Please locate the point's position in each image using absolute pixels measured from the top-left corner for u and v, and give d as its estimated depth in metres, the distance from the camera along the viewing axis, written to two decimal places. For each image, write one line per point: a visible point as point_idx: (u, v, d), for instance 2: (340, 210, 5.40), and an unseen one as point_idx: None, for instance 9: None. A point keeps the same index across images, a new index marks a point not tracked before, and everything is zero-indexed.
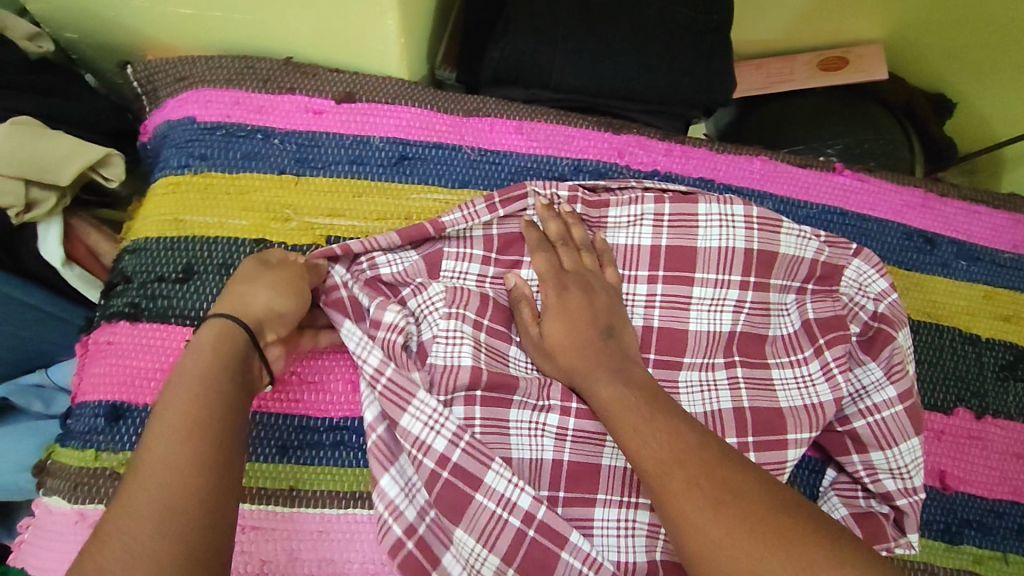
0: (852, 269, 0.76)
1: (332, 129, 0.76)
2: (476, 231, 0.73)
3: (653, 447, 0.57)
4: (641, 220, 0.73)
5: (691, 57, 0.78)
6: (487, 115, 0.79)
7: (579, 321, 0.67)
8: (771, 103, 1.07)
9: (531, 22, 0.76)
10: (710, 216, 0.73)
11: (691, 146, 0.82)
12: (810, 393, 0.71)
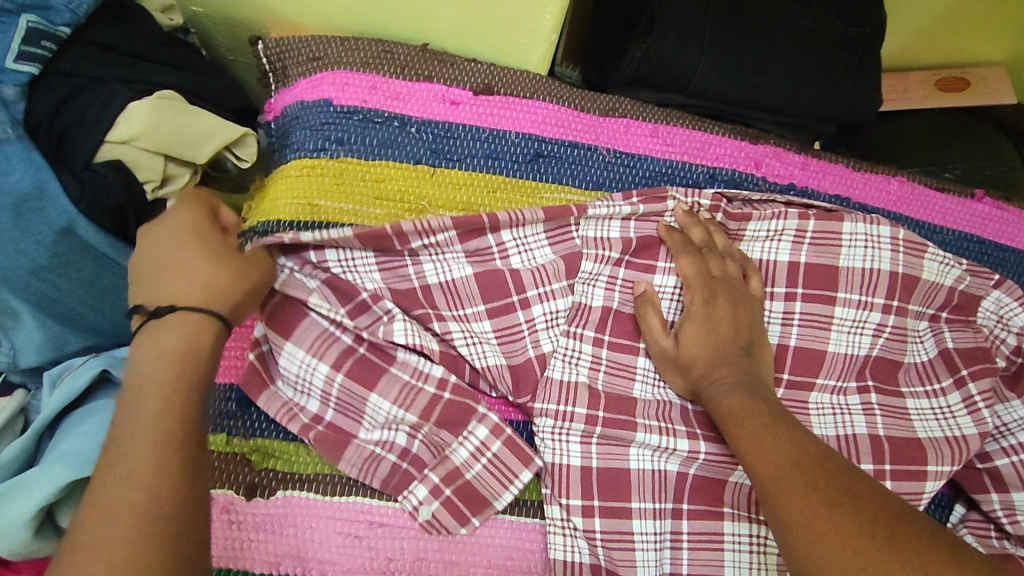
0: (990, 301, 0.75)
1: (469, 121, 0.74)
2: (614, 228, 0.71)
3: (771, 452, 0.56)
4: (782, 234, 0.72)
5: (842, 69, 0.78)
6: (623, 116, 0.77)
7: (722, 335, 0.66)
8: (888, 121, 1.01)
9: (680, 24, 0.74)
10: (856, 236, 0.72)
11: (827, 161, 0.80)
12: (951, 426, 0.70)
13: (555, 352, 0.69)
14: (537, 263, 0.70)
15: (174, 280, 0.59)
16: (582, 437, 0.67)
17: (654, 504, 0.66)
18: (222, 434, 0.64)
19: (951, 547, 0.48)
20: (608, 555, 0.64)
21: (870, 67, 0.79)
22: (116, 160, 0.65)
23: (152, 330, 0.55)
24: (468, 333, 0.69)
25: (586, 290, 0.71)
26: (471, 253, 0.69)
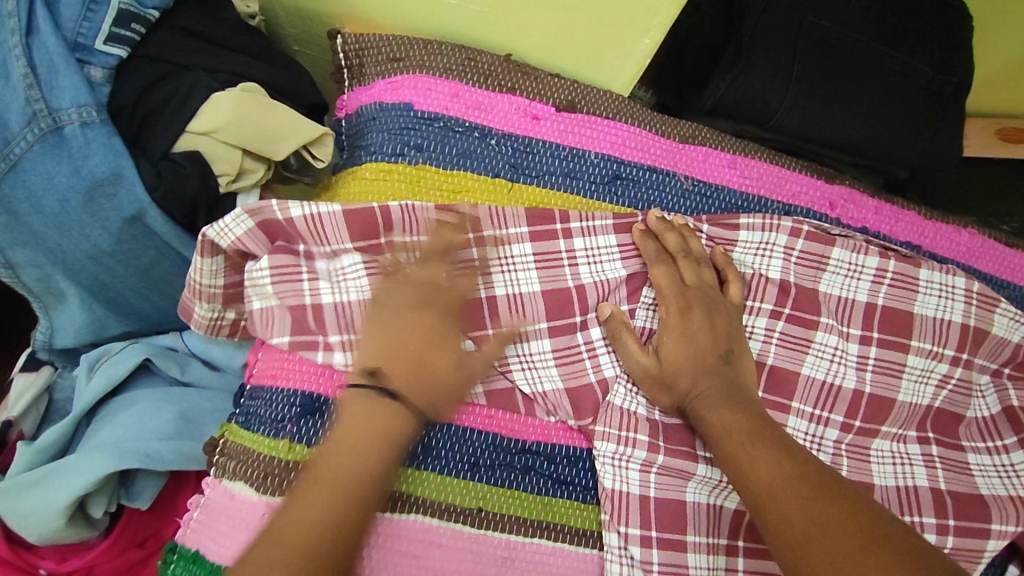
0: None
1: (549, 137, 0.73)
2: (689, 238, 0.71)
3: (763, 468, 0.55)
4: (862, 271, 0.72)
5: (924, 116, 0.78)
6: (703, 144, 0.76)
7: (699, 344, 0.65)
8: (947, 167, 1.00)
9: (769, 58, 0.74)
10: (931, 284, 0.72)
11: (899, 207, 0.79)
12: (1013, 485, 0.70)
13: (619, 376, 0.67)
14: (605, 277, 0.68)
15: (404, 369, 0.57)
16: (643, 466, 0.65)
17: (708, 539, 0.64)
18: (285, 440, 0.61)
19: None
20: None
21: (950, 119, 0.79)
22: (194, 152, 0.63)
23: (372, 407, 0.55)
24: (525, 360, 0.66)
25: (648, 315, 0.69)
26: (540, 258, 0.68)
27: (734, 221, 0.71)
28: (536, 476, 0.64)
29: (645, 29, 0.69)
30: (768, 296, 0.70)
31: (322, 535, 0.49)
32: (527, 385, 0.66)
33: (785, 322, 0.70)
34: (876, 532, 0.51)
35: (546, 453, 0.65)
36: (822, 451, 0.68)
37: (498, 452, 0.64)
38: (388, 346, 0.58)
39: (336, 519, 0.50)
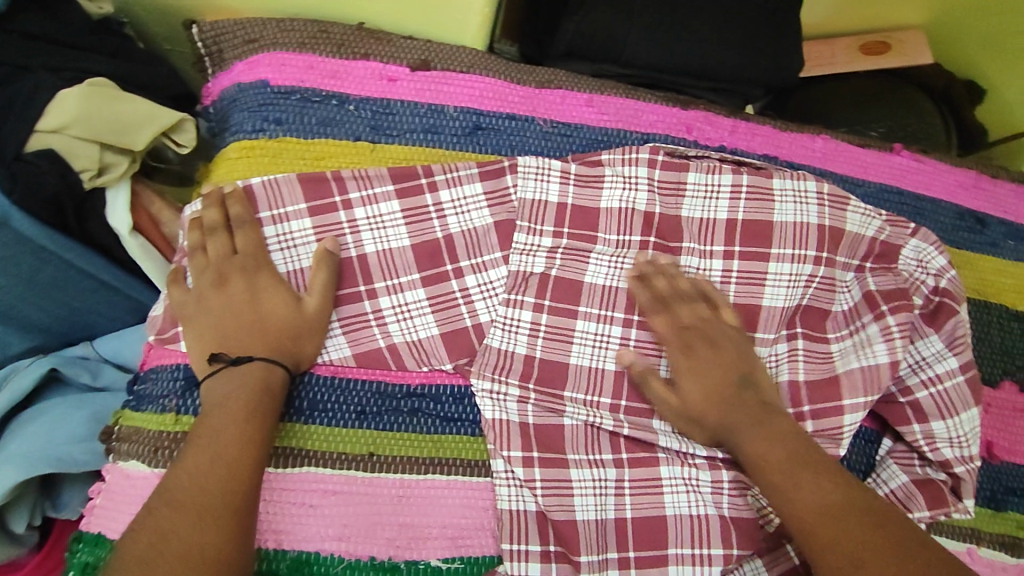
0: (910, 248, 0.78)
1: (407, 97, 0.76)
2: (553, 177, 0.74)
3: (695, 389, 0.68)
4: (719, 191, 0.76)
5: (764, 34, 0.83)
6: (559, 87, 0.80)
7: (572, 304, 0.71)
8: (811, 87, 1.10)
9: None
10: (785, 192, 0.76)
11: (755, 123, 0.84)
12: (867, 355, 0.74)
13: (494, 321, 0.71)
14: (472, 226, 0.73)
15: (251, 332, 0.63)
16: (518, 398, 0.69)
17: (587, 456, 0.68)
18: (171, 413, 0.64)
19: (847, 488, 0.60)
20: (544, 502, 0.65)
21: (790, 36, 0.84)
22: (50, 150, 0.65)
23: (235, 372, 0.61)
24: (401, 309, 0.70)
25: (523, 260, 0.73)
26: (406, 212, 0.72)
27: (596, 158, 0.75)
28: (423, 417, 0.67)
29: None
30: (636, 228, 0.74)
31: (229, 468, 0.56)
32: (401, 336, 0.69)
33: (651, 249, 0.74)
34: (818, 462, 0.62)
35: (432, 394, 0.69)
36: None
37: (384, 399, 0.67)
38: (220, 308, 0.63)
39: (234, 451, 0.56)
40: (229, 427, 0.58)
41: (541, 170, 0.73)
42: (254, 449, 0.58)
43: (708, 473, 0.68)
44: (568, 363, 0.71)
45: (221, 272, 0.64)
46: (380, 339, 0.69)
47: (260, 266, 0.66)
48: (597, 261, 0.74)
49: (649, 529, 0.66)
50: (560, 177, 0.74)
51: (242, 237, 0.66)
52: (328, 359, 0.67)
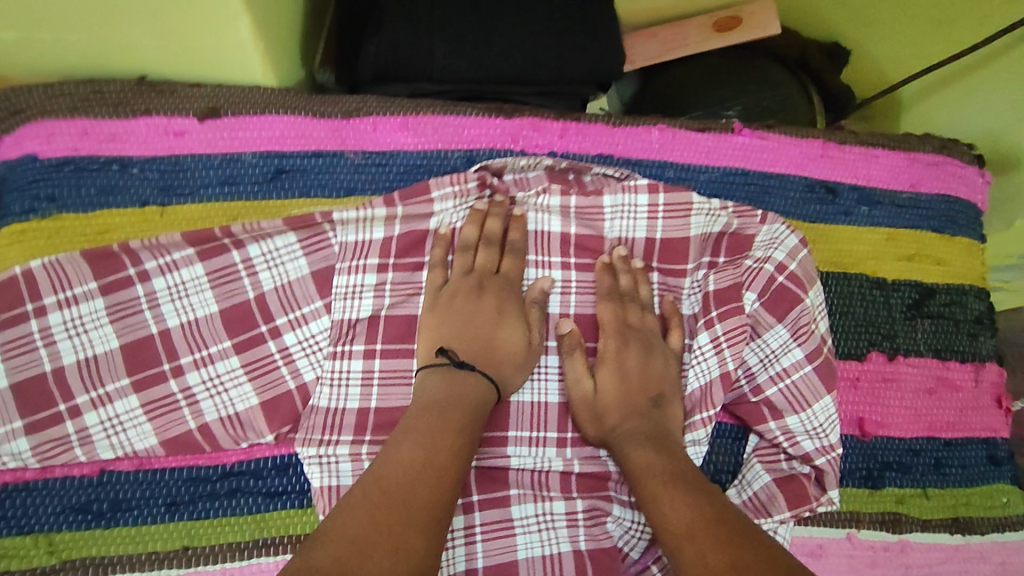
0: (764, 235, 0.74)
1: (197, 150, 0.71)
2: (376, 220, 0.69)
3: (604, 384, 0.67)
4: (550, 211, 0.73)
5: (575, 32, 0.80)
6: (369, 115, 0.75)
7: (462, 321, 0.66)
8: (669, 70, 1.10)
9: (406, 16, 0.75)
10: (616, 208, 0.73)
11: (586, 122, 0.80)
12: (704, 370, 0.72)
13: (320, 378, 0.67)
14: (288, 279, 0.68)
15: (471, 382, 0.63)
16: (351, 457, 0.63)
17: None
18: None
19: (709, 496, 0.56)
20: None
21: (604, 30, 0.81)
22: None
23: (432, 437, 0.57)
24: (214, 383, 0.65)
25: (347, 306, 0.68)
26: (213, 276, 0.66)
27: (425, 190, 0.69)
28: (244, 496, 0.63)
29: (231, 14, 0.61)
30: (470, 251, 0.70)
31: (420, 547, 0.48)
32: (214, 412, 0.64)
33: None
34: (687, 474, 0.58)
35: (253, 470, 0.64)
36: (547, 378, 0.70)
37: (197, 485, 0.63)
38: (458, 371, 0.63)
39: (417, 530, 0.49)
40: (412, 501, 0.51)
41: (362, 216, 0.69)
42: (429, 525, 0.50)
43: (561, 504, 0.66)
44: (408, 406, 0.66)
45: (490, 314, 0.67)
46: (189, 422, 0.64)
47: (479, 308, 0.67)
48: None
49: (502, 575, 0.64)
50: (384, 221, 0.69)
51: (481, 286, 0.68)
52: (131, 452, 0.63)
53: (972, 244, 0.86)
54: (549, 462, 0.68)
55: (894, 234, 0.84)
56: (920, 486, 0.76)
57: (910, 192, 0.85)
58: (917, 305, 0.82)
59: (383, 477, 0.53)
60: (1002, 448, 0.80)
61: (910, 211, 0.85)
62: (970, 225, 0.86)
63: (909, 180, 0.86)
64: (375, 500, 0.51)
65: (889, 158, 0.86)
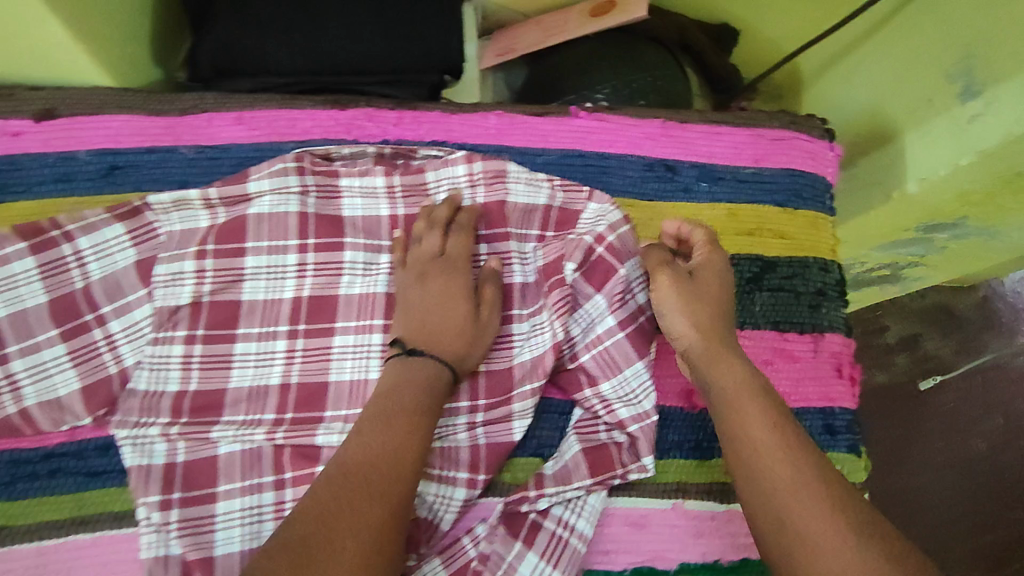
0: (590, 212, 0.78)
1: (33, 149, 0.74)
2: (198, 208, 0.72)
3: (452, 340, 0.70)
4: (376, 193, 0.77)
5: (408, 21, 0.81)
6: (205, 110, 0.78)
7: (430, 309, 0.71)
8: (549, 57, 1.12)
9: (237, 14, 0.78)
10: (439, 184, 0.77)
11: (424, 110, 0.82)
12: (537, 342, 0.74)
13: (141, 363, 0.70)
14: (115, 269, 0.71)
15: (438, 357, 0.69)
16: (164, 438, 0.68)
17: (241, 482, 0.68)
18: None
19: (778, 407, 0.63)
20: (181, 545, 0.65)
21: (439, 17, 0.83)
22: None
23: (415, 398, 0.64)
24: (39, 369, 0.69)
25: (168, 293, 0.71)
26: (43, 267, 0.69)
27: (242, 177, 0.72)
28: (65, 475, 0.67)
29: (39, 17, 0.63)
30: (290, 233, 0.73)
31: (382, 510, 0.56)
32: (36, 397, 0.68)
33: (313, 251, 0.74)
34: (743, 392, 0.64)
35: (71, 452, 0.68)
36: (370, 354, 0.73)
37: (18, 467, 0.67)
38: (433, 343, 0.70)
39: (377, 497, 0.57)
40: (360, 479, 0.58)
41: (181, 202, 0.72)
42: (391, 489, 0.58)
43: None
44: (227, 389, 0.71)
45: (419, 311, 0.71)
46: (12, 405, 0.67)
47: (429, 307, 0.71)
48: (253, 277, 0.73)
49: None
50: (205, 207, 0.72)
51: (432, 276, 0.73)
52: None
53: (817, 217, 0.87)
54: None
55: (735, 209, 0.85)
56: None
57: (754, 168, 0.86)
58: (756, 278, 0.83)
59: (344, 462, 0.59)
60: (838, 419, 0.81)
61: (753, 186, 0.86)
62: (816, 199, 0.87)
63: (753, 155, 0.87)
64: (335, 476, 0.58)
65: (732, 136, 0.86)
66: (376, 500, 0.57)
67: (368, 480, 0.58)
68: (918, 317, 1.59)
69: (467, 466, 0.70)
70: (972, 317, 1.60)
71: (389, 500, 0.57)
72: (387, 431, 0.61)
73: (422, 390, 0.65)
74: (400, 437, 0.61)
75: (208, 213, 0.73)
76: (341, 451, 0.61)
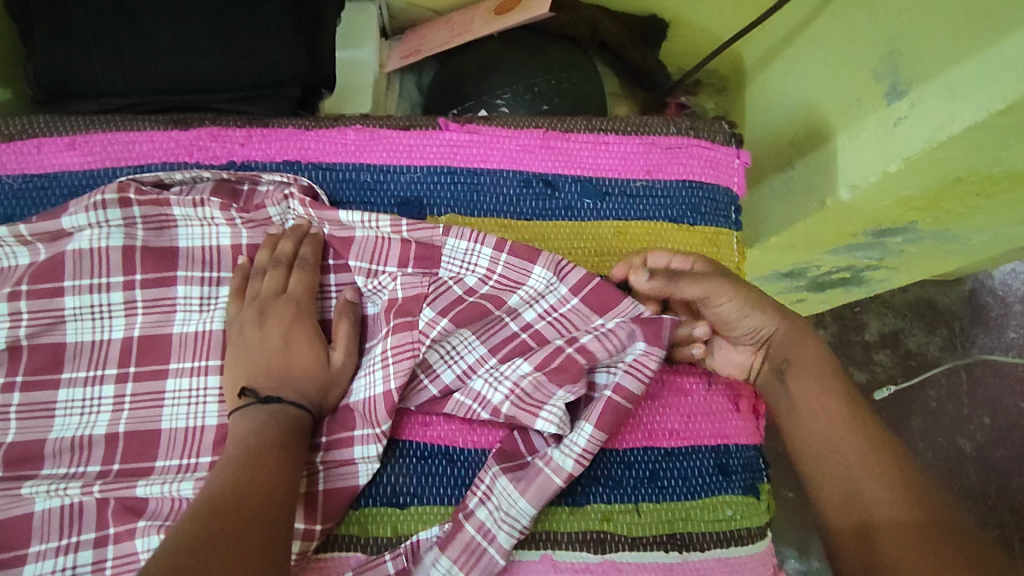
0: (451, 249, 0.68)
1: None
2: (12, 245, 0.66)
3: (294, 377, 0.65)
4: (214, 223, 0.70)
5: (248, 31, 0.74)
6: (34, 135, 0.72)
7: (257, 354, 0.65)
8: (458, 57, 1.04)
9: (59, 33, 0.72)
10: (287, 212, 0.72)
11: (276, 127, 0.76)
12: (372, 382, 0.66)
13: None
14: None
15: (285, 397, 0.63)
16: None
17: (59, 541, 0.61)
18: None
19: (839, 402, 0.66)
20: None
21: (285, 25, 0.75)
22: None
23: (267, 440, 0.60)
24: None
25: None
26: None
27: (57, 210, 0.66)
28: None
29: None
30: (114, 269, 0.68)
31: (264, 543, 0.53)
32: None
33: (140, 288, 0.69)
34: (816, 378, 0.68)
35: None
36: (203, 401, 0.67)
37: None
38: (273, 383, 0.64)
39: (257, 529, 0.53)
40: (243, 508, 0.54)
41: None
42: (270, 522, 0.55)
43: None
44: (47, 439, 0.65)
45: (277, 339, 0.65)
46: None
47: (289, 339, 0.65)
48: (76, 318, 0.67)
49: None
50: (17, 241, 0.66)
51: (273, 317, 0.66)
52: None
53: (718, 234, 0.79)
54: (179, 494, 0.62)
55: (624, 227, 0.77)
56: (631, 502, 0.69)
57: (645, 180, 0.78)
58: None
59: (213, 496, 0.54)
60: (734, 457, 0.72)
61: (645, 200, 0.78)
62: (716, 213, 0.79)
63: (644, 166, 0.79)
64: (208, 511, 0.53)
65: (621, 145, 0.78)
66: (261, 531, 0.53)
67: (250, 508, 0.54)
68: (901, 312, 1.50)
69: (301, 518, 0.62)
70: (960, 312, 1.51)
71: (272, 533, 0.54)
72: (251, 460, 0.58)
73: (279, 424, 0.61)
74: (270, 475, 0.57)
75: (27, 252, 0.67)
76: (204, 492, 0.56)
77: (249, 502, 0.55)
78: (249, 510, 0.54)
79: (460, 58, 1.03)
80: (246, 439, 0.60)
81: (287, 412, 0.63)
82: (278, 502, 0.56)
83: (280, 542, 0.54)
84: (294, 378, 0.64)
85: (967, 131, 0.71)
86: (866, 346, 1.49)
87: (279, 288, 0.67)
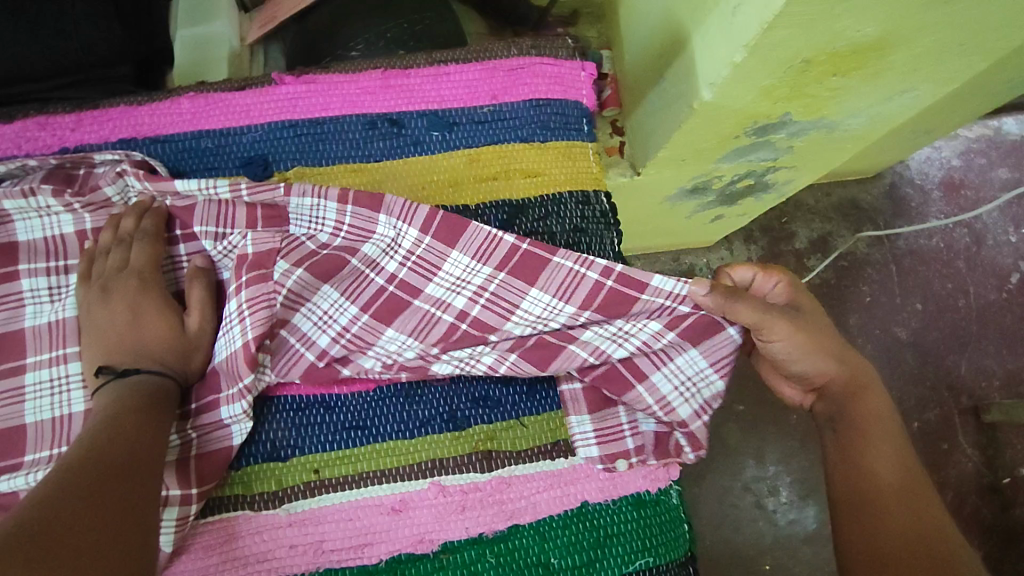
0: (298, 208, 0.67)
1: None
2: None
3: (149, 346, 0.64)
4: (50, 212, 0.68)
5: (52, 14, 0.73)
6: None
7: (109, 330, 0.65)
8: (313, 15, 1.01)
9: None
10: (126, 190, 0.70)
11: (105, 107, 0.74)
12: (231, 338, 0.65)
13: None
14: None
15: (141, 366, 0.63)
16: None
17: None
18: None
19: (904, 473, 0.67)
20: None
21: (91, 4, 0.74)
22: None
23: (125, 406, 0.59)
24: None
25: None
26: None
27: None
28: None
29: None
30: None
31: (127, 495, 0.52)
32: None
33: None
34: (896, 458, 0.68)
35: None
36: (66, 389, 0.66)
37: None
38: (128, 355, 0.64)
39: (120, 482, 0.53)
40: (101, 464, 0.53)
41: None
42: (133, 474, 0.54)
43: None
44: None
45: (127, 312, 0.65)
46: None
47: (140, 310, 0.66)
48: None
49: None
50: None
51: (119, 290, 0.65)
52: None
53: (571, 146, 0.79)
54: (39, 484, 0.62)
55: (475, 154, 0.77)
56: (512, 418, 0.70)
57: (492, 105, 0.78)
58: (505, 226, 0.76)
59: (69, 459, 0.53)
60: None
61: (493, 125, 0.78)
62: (567, 127, 0.79)
63: (490, 91, 0.78)
64: (63, 470, 0.52)
65: (462, 73, 0.78)
66: (124, 484, 0.53)
67: (109, 463, 0.54)
68: (826, 216, 1.53)
69: (175, 483, 0.62)
70: (882, 207, 1.53)
71: (137, 485, 0.53)
72: (109, 425, 0.57)
73: (135, 390, 0.61)
74: (130, 433, 0.56)
75: None
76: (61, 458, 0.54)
77: (109, 458, 0.54)
78: (109, 465, 0.53)
79: (314, 16, 1.01)
80: (103, 410, 0.59)
81: (144, 378, 0.62)
82: (141, 458, 0.56)
83: (146, 493, 0.54)
84: (149, 348, 0.64)
85: (787, 7, 0.71)
86: (797, 254, 1.51)
87: (125, 262, 0.66)
